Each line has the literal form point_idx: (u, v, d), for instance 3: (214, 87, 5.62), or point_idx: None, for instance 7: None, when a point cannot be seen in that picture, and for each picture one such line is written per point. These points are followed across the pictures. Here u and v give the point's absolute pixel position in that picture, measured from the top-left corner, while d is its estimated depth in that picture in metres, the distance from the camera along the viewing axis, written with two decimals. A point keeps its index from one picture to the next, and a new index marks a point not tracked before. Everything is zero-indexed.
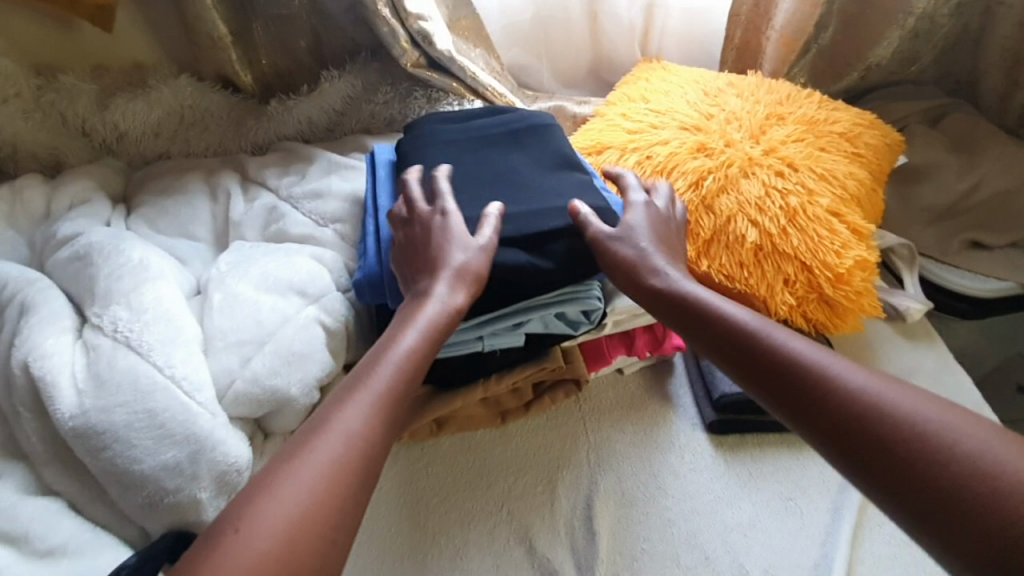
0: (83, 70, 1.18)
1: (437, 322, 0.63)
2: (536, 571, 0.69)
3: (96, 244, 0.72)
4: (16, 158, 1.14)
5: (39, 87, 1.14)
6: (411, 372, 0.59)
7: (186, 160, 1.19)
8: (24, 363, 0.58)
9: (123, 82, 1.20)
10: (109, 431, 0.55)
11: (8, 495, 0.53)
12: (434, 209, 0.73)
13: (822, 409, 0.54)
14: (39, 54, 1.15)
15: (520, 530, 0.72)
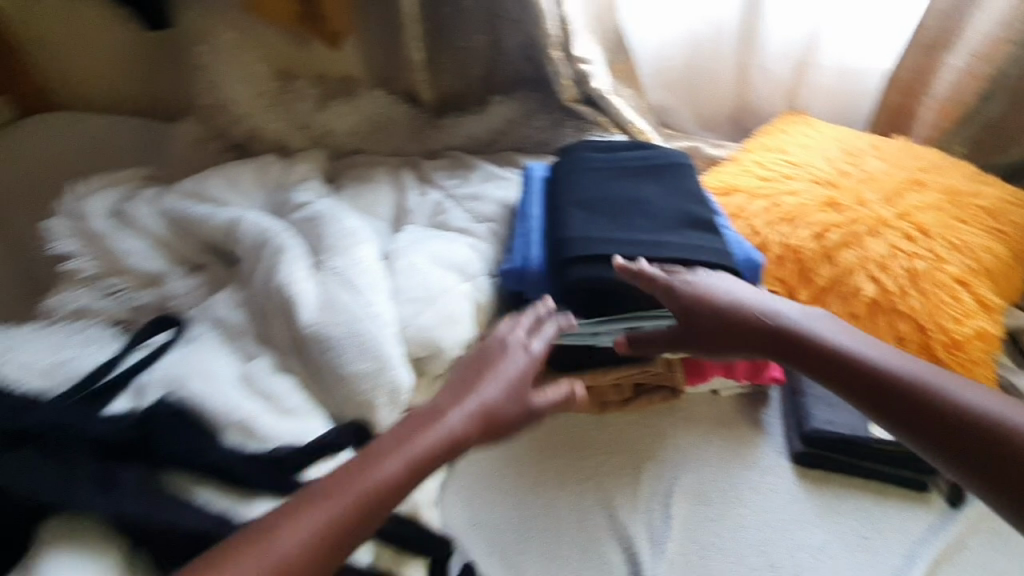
0: (311, 78, 1.52)
1: (484, 411, 0.71)
2: (614, 536, 0.80)
3: (324, 211, 0.97)
4: (256, 140, 1.48)
5: (279, 88, 1.48)
6: (451, 446, 0.68)
7: (374, 157, 1.47)
8: (281, 284, 0.83)
9: (337, 90, 1.52)
10: (331, 341, 0.77)
11: (265, 369, 0.76)
12: (521, 344, 0.77)
13: (905, 406, 0.70)
14: (285, 63, 1.50)
15: (604, 500, 0.84)
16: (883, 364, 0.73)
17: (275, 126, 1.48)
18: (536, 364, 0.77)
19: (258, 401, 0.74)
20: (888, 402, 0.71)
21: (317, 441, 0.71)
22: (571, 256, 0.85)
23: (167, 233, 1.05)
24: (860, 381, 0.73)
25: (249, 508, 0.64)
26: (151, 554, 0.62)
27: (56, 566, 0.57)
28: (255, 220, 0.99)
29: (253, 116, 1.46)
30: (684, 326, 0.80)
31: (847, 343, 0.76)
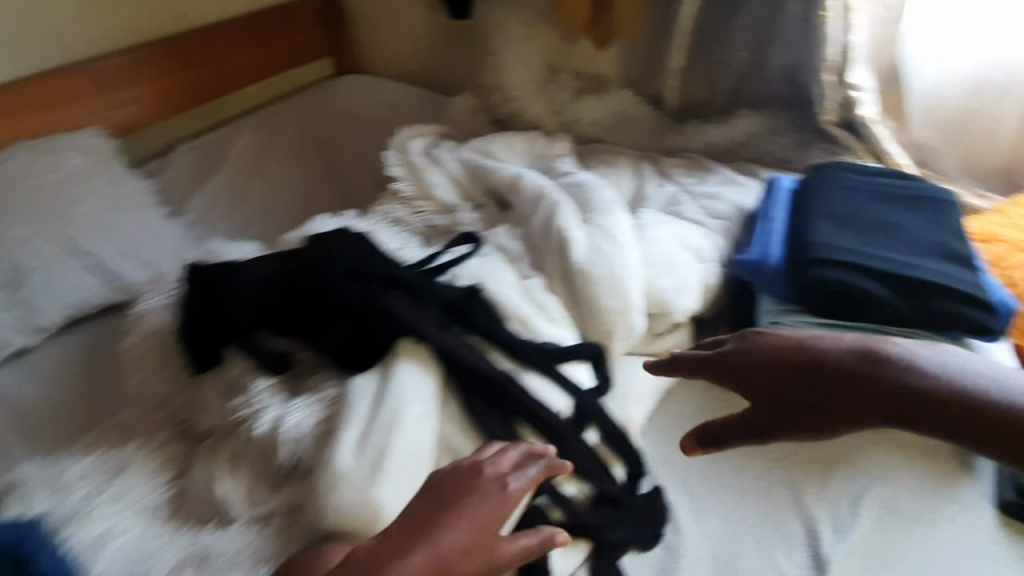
0: (571, 74, 1.76)
1: (480, 520, 0.70)
2: (796, 512, 0.89)
3: (589, 181, 1.18)
4: (519, 118, 1.77)
5: (545, 81, 1.76)
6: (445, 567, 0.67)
7: (614, 148, 1.66)
8: (559, 228, 1.05)
9: (592, 86, 1.75)
10: (595, 277, 0.97)
11: (540, 287, 0.99)
12: (495, 479, 0.73)
13: (967, 421, 0.79)
14: (554, 58, 1.77)
15: (790, 481, 0.92)
16: (935, 385, 0.80)
17: (538, 109, 1.74)
18: (513, 505, 0.72)
19: (534, 307, 0.96)
20: (951, 420, 0.79)
21: (574, 346, 0.92)
22: (813, 257, 0.95)
23: (462, 177, 1.35)
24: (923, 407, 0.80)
25: (525, 376, 0.86)
26: (457, 384, 0.86)
27: (408, 370, 0.84)
28: (534, 178, 1.22)
29: (522, 99, 1.75)
30: (743, 385, 0.86)
31: (898, 366, 0.82)
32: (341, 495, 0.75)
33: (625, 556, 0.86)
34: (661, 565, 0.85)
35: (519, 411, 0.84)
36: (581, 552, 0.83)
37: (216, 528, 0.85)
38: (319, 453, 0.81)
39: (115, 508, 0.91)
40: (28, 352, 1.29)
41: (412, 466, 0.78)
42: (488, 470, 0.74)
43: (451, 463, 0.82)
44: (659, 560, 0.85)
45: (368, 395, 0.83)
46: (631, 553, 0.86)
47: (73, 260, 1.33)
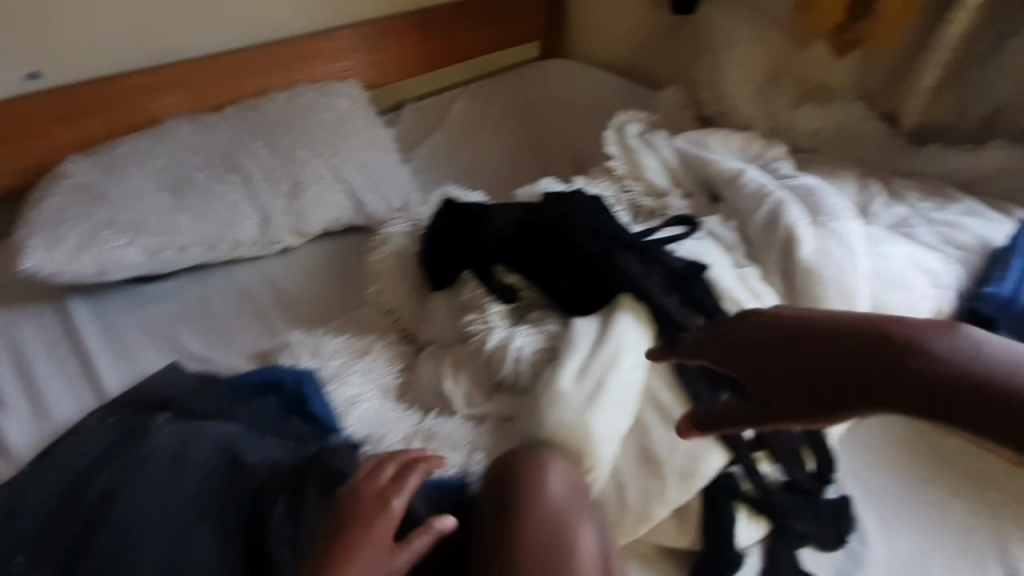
0: (793, 81, 1.70)
1: (381, 532, 0.75)
2: (1001, 562, 0.89)
3: (816, 186, 1.17)
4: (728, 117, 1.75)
5: (765, 84, 1.71)
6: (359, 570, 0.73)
7: (831, 159, 1.60)
8: (789, 224, 1.06)
9: (814, 95, 1.69)
10: (820, 276, 1.00)
11: (758, 276, 1.03)
12: (374, 493, 0.79)
13: (990, 410, 0.54)
14: (778, 61, 1.71)
15: (995, 532, 0.92)
16: (952, 363, 0.57)
17: (752, 110, 1.70)
18: (395, 519, 0.77)
19: (753, 294, 1.00)
20: (967, 402, 0.55)
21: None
22: None
23: (676, 164, 1.38)
24: (925, 385, 0.57)
25: None
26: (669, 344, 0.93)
27: (629, 321, 0.92)
28: (756, 176, 1.23)
29: (736, 98, 1.71)
30: (723, 361, 0.71)
31: (897, 333, 0.61)
32: (561, 412, 0.86)
33: (802, 547, 0.90)
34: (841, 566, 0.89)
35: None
36: (762, 528, 0.88)
37: (443, 415, 1.03)
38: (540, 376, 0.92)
39: (360, 378, 1.12)
40: (291, 250, 1.57)
41: (625, 404, 0.87)
42: (367, 487, 0.79)
43: (656, 415, 0.88)
44: (839, 561, 0.89)
45: (590, 335, 0.93)
46: (811, 547, 0.90)
47: (335, 183, 1.59)
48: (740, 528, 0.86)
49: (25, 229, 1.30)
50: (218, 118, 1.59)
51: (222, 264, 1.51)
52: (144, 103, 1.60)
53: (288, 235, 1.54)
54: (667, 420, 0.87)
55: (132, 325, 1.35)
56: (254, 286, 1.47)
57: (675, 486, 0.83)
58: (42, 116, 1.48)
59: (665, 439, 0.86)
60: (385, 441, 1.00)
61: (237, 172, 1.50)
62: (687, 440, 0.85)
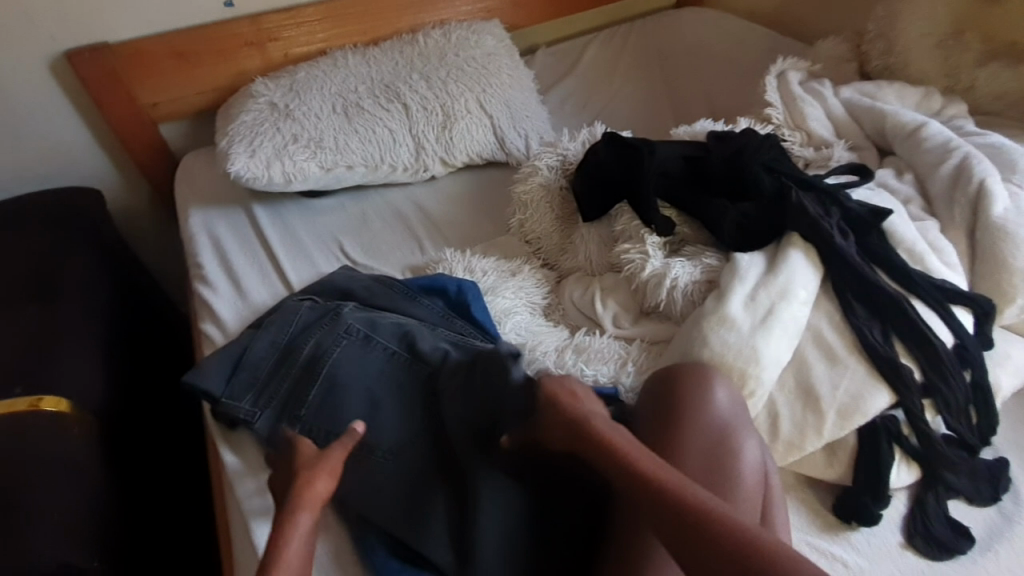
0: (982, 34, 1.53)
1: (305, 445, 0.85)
2: None
3: (1009, 142, 1.09)
4: (896, 73, 1.62)
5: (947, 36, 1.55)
6: (296, 471, 0.81)
7: (1016, 124, 1.45)
8: (981, 180, 1.01)
9: None
10: (1013, 236, 0.96)
11: (937, 230, 1.00)
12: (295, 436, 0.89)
13: (618, 475, 0.75)
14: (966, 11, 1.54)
15: None
16: (623, 452, 0.76)
17: (928, 65, 1.55)
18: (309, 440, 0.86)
19: (931, 246, 0.98)
20: (665, 523, 0.68)
21: (969, 294, 0.92)
22: None
23: (842, 116, 1.33)
24: (636, 487, 0.73)
25: (914, 299, 0.90)
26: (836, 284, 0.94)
27: (799, 259, 0.94)
28: (938, 129, 1.16)
29: (909, 52, 1.58)
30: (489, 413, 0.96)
31: (627, 447, 0.78)
32: (723, 335, 0.90)
33: (953, 500, 0.89)
34: (995, 523, 0.87)
35: (902, 329, 0.89)
36: (915, 475, 0.88)
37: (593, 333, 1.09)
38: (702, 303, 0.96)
39: (514, 294, 1.20)
40: (436, 179, 1.69)
41: (791, 337, 0.90)
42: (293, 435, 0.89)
43: (819, 349, 0.90)
44: (991, 518, 0.88)
45: (756, 268, 0.96)
46: (960, 500, 0.89)
47: (483, 118, 1.67)
48: (893, 471, 0.87)
49: (228, 139, 1.50)
50: (382, 50, 1.71)
51: (376, 186, 1.66)
52: (319, 32, 1.73)
53: (436, 163, 1.65)
54: (829, 354, 0.89)
55: (304, 229, 1.53)
56: (405, 207, 1.61)
57: (833, 420, 0.86)
58: (238, 40, 1.65)
59: (826, 375, 0.88)
60: (538, 350, 1.08)
61: (397, 102, 1.61)
62: (851, 377, 0.87)
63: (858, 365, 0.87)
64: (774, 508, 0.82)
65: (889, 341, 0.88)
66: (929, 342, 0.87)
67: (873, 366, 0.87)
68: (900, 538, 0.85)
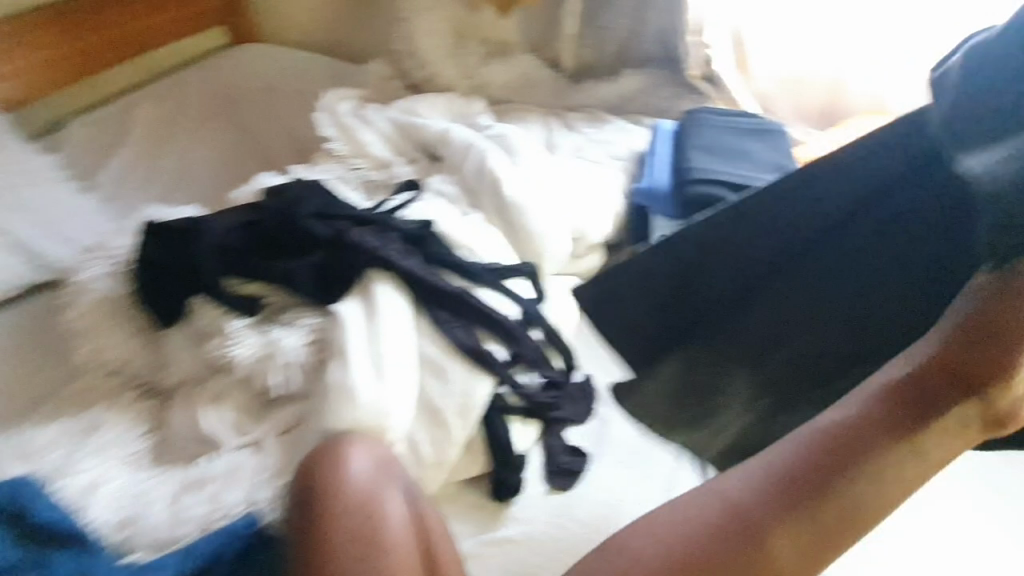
0: (475, 41, 1.84)
1: (675, 538, 0.66)
2: None
3: (504, 133, 1.37)
4: (434, 82, 1.83)
5: (450, 46, 1.83)
6: (719, 518, 0.65)
7: (524, 107, 1.78)
8: (491, 171, 1.21)
9: (494, 52, 1.85)
10: (522, 209, 1.17)
11: (479, 220, 1.16)
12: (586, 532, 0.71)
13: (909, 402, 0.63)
14: (457, 24, 1.83)
15: None
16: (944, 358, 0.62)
17: (450, 74, 1.82)
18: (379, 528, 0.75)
19: (478, 237, 1.12)
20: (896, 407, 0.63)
21: (513, 265, 1.09)
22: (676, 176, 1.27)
23: (392, 134, 1.44)
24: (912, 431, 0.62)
25: (477, 290, 1.02)
26: (421, 301, 0.96)
27: (383, 293, 0.94)
28: (458, 132, 1.36)
29: (435, 65, 1.81)
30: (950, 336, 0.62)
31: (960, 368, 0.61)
32: (343, 404, 0.85)
33: (570, 428, 1.05)
34: (596, 431, 1.05)
35: (480, 319, 0.97)
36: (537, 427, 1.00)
37: (208, 457, 0.89)
38: (326, 373, 0.89)
39: (92, 467, 0.90)
40: None
41: (406, 373, 0.90)
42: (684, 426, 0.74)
43: (427, 367, 0.93)
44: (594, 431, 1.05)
45: (358, 319, 0.92)
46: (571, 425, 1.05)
47: None
48: (515, 433, 0.97)
49: None
50: None
51: None
52: None
53: None
54: (435, 369, 0.93)
55: None
56: None
57: (456, 424, 0.90)
58: None
59: (439, 389, 0.92)
60: (145, 515, 0.84)
61: None
62: (456, 383, 0.92)
63: (457, 365, 0.93)
64: (430, 516, 0.80)
65: (473, 334, 0.96)
66: (504, 321, 0.98)
67: (467, 361, 0.94)
68: (545, 487, 0.95)
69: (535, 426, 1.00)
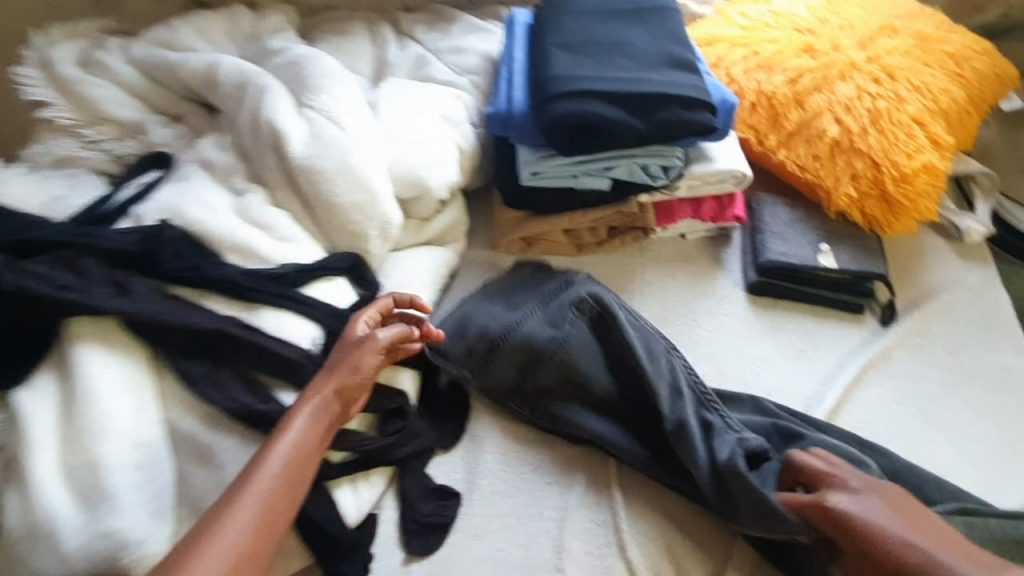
0: None
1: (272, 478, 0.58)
2: None
3: (302, 54, 0.95)
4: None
5: None
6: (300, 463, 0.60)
7: (352, 12, 1.28)
8: (269, 120, 0.82)
9: None
10: (321, 170, 0.79)
11: (258, 201, 0.78)
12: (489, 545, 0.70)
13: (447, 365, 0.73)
14: None
15: None
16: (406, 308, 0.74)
17: None
18: None
19: (255, 227, 0.76)
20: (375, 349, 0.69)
21: (315, 263, 0.75)
22: (537, 86, 0.90)
23: (139, 82, 1.00)
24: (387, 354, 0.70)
25: (253, 317, 0.68)
26: (164, 354, 0.64)
27: (94, 358, 0.61)
28: (233, 66, 0.95)
29: None
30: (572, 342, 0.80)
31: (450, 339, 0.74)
32: (36, 559, 0.55)
33: (435, 459, 0.79)
34: (468, 454, 0.79)
35: (259, 362, 0.66)
36: (386, 478, 0.75)
37: None
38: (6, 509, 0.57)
39: None
40: None
41: (147, 474, 0.59)
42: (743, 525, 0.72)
43: (186, 452, 0.62)
44: (464, 461, 0.79)
45: (51, 407, 0.59)
46: (437, 456, 0.79)
47: None
48: (346, 499, 0.71)
49: None
50: None
51: None
52: None
53: None
54: (197, 454, 0.62)
55: None
56: None
57: None
58: None
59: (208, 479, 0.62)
60: None
61: None
62: (232, 467, 0.62)
63: (229, 438, 0.63)
64: None
65: (257, 385, 0.65)
66: (293, 354, 0.67)
67: (243, 428, 0.63)
68: (399, 555, 0.71)
69: (386, 474, 0.75)
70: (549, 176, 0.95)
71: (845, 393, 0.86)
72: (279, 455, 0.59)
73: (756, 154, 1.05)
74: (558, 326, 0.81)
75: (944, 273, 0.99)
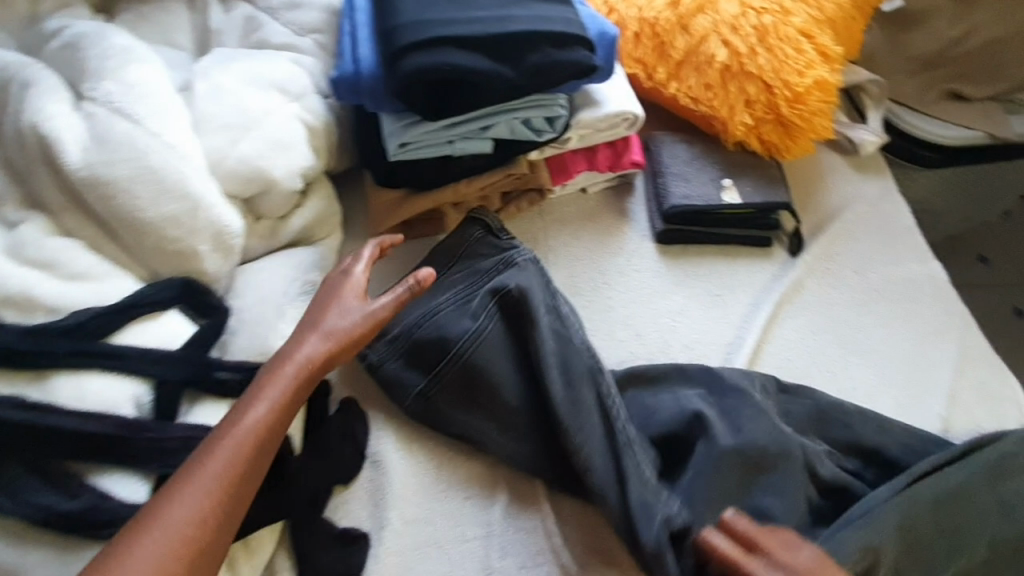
0: None
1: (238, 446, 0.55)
2: None
3: (82, 31, 0.72)
4: None
5: None
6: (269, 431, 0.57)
7: None
8: (31, 124, 0.63)
9: None
10: (112, 182, 0.63)
11: (35, 233, 0.61)
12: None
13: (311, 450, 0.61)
14: None
15: None
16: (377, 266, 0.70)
17: None
18: None
19: (36, 270, 0.60)
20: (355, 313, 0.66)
21: (124, 301, 0.61)
22: (383, 39, 0.74)
23: None
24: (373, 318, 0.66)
25: (47, 388, 0.56)
26: None
27: None
28: None
29: None
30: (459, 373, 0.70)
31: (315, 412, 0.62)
32: None
33: (333, 500, 0.67)
34: (370, 485, 0.68)
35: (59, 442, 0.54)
36: (273, 538, 0.64)
37: None
38: None
39: None
40: None
41: None
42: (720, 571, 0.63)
43: None
44: (367, 495, 0.68)
45: None
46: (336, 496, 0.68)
47: None
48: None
49: None
50: None
51: None
52: None
53: None
54: None
55: None
56: None
57: None
58: None
59: None
60: None
61: None
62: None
63: (38, 548, 0.52)
64: None
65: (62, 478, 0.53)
66: (105, 427, 0.55)
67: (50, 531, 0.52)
68: None
69: (275, 533, 0.64)
70: (422, 146, 0.81)
71: (762, 334, 0.82)
72: (260, 405, 0.58)
73: (647, 90, 0.96)
74: (477, 318, 0.72)
75: (843, 190, 0.97)
